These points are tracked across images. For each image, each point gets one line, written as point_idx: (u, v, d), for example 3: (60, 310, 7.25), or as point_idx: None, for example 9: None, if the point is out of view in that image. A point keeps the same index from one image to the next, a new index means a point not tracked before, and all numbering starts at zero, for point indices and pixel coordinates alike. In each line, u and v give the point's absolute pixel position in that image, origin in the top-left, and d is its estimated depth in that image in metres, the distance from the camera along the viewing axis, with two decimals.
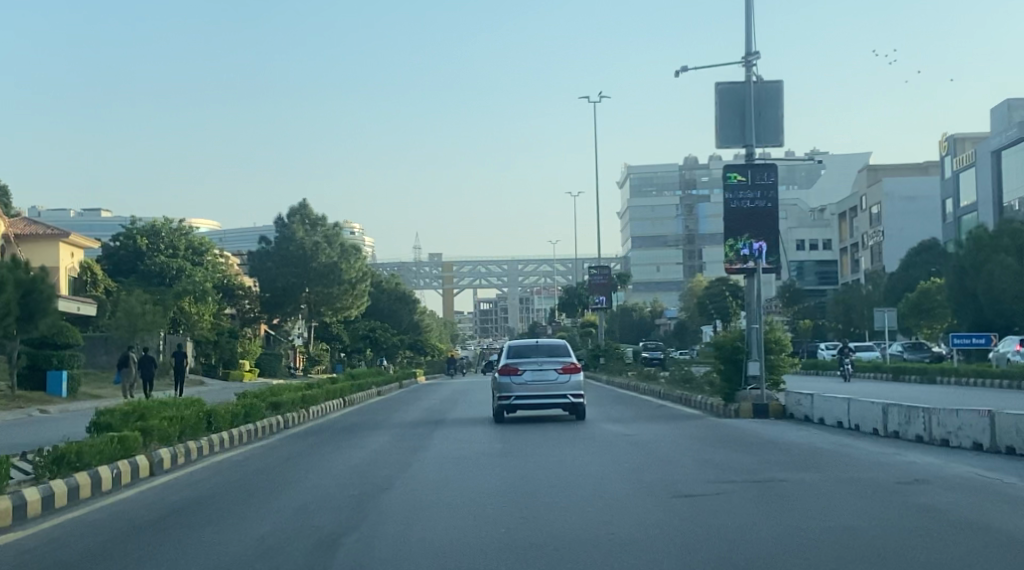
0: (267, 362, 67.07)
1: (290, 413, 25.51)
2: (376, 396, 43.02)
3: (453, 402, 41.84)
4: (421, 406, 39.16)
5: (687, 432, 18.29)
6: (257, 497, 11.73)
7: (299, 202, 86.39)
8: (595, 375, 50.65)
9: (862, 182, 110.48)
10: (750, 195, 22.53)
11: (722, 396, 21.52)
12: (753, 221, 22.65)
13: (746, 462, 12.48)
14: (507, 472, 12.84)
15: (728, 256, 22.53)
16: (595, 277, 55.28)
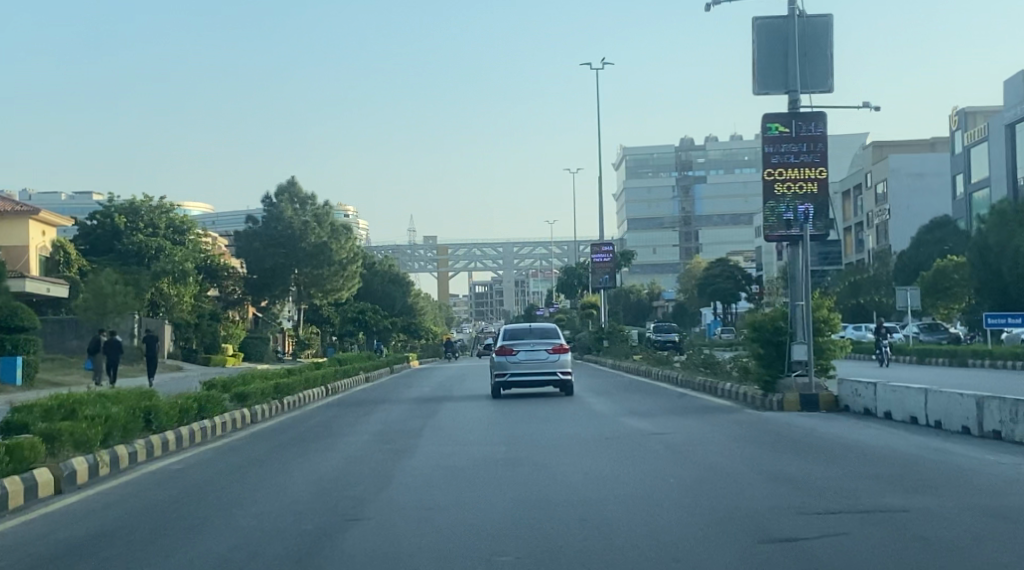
0: (254, 347, 64.05)
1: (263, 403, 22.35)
2: (365, 381, 40.01)
3: (449, 387, 38.82)
4: (414, 392, 36.19)
5: (726, 427, 15.38)
6: (188, 521, 8.82)
7: (287, 179, 82.97)
8: (600, 359, 47.65)
9: (867, 159, 107.42)
10: (792, 149, 19.91)
11: (761, 384, 18.65)
12: (798, 180, 20.06)
13: (835, 480, 9.44)
14: (518, 492, 9.77)
15: (769, 221, 19.92)
16: (597, 256, 51.89)
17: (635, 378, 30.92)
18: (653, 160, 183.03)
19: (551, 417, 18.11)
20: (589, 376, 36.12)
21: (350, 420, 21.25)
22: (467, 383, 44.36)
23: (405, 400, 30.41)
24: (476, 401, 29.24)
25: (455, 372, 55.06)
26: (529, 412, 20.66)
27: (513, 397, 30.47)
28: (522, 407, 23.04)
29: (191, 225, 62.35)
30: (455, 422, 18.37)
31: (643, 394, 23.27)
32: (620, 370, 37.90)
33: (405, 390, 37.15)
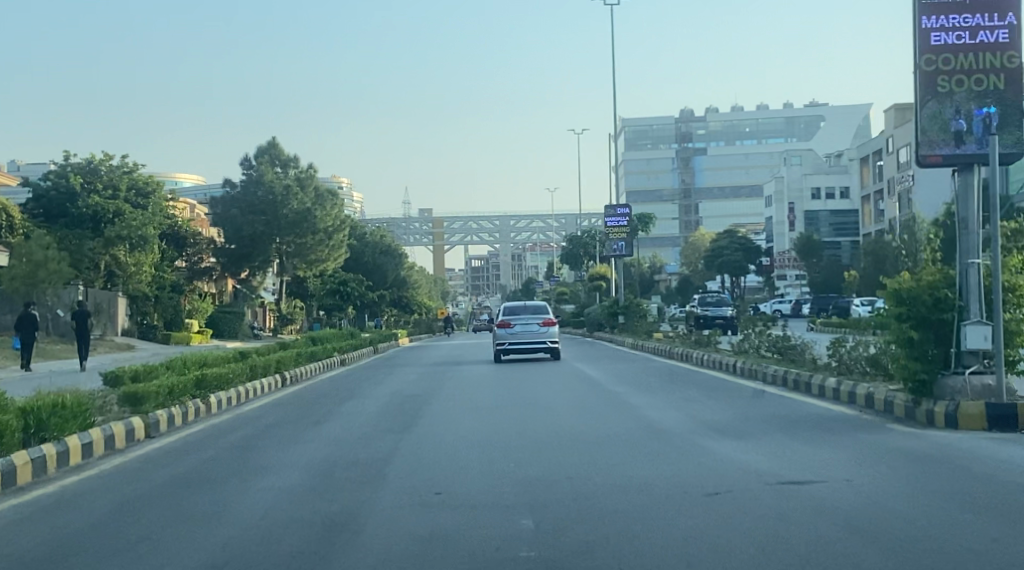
0: (225, 324, 57.86)
1: (192, 403, 16.51)
2: (346, 361, 34.09)
3: (446, 367, 32.81)
4: (402, 373, 30.18)
5: (877, 456, 9.74)
6: None
7: (267, 140, 76.36)
8: (617, 337, 41.54)
9: (888, 123, 101.04)
10: (963, 27, 15.55)
11: (915, 382, 14.84)
12: (969, 72, 15.60)
13: None
14: None
15: (932, 134, 15.77)
16: (611, 220, 44.59)
17: (672, 363, 24.91)
18: (652, 132, 175.07)
19: (592, 429, 12.26)
20: (612, 358, 30.06)
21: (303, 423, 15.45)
22: (466, 360, 38.35)
23: (387, 383, 24.48)
24: (477, 383, 23.33)
25: (451, 350, 49.02)
26: (552, 411, 14.83)
27: (525, 379, 24.50)
28: (538, 398, 17.15)
29: (159, 188, 55.79)
30: (451, 433, 12.59)
31: (704, 388, 17.32)
32: (642, 351, 32.10)
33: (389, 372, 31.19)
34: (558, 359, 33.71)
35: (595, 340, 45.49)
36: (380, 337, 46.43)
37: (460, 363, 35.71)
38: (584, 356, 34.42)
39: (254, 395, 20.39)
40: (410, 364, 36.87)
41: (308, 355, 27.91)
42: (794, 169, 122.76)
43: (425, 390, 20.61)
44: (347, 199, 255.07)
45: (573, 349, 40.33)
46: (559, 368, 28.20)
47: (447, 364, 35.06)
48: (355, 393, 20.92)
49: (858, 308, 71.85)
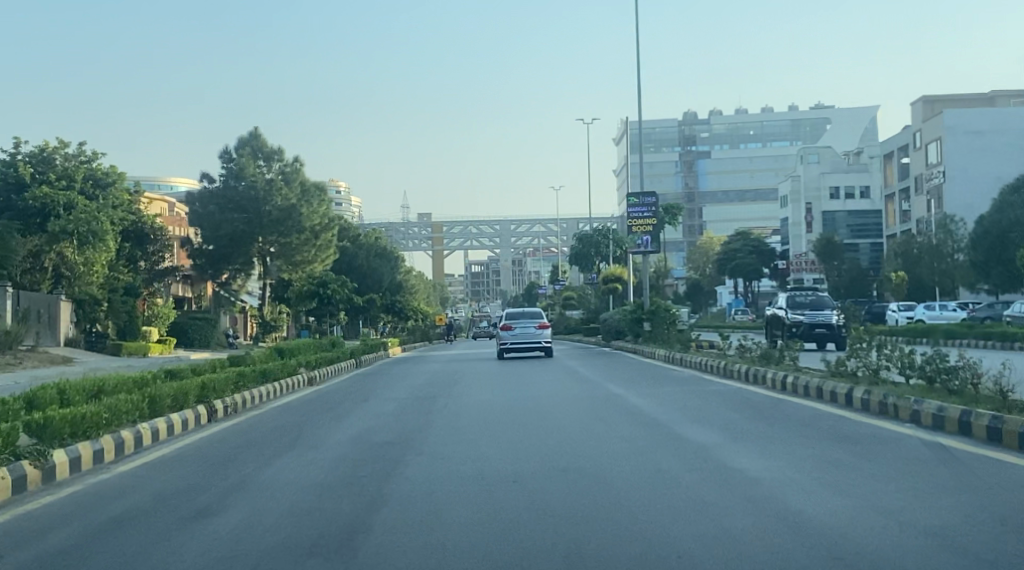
0: (196, 331, 51.93)
1: (48, 457, 10.45)
2: (325, 376, 28.15)
3: (443, 380, 26.90)
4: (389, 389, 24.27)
5: None
6: None
7: (250, 130, 69.91)
8: (643, 348, 35.41)
9: (916, 116, 94.87)
10: None
11: None
12: None
13: None
14: None
15: None
16: (634, 212, 38.29)
17: (738, 387, 18.82)
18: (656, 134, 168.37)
19: (717, 549, 6.41)
20: (649, 374, 24.00)
21: (216, 488, 9.67)
22: (467, 371, 32.36)
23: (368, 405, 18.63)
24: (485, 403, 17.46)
25: (448, 358, 42.88)
26: (628, 481, 9.02)
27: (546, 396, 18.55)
28: (581, 444, 11.27)
29: (122, 181, 49.84)
30: (463, 552, 6.81)
31: (837, 438, 11.40)
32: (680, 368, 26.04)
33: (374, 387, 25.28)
34: (581, 374, 27.75)
35: (613, 351, 39.30)
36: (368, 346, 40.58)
37: (459, 375, 29.67)
38: (608, 371, 28.31)
39: (175, 434, 14.41)
40: (401, 377, 31.07)
41: (271, 371, 21.92)
42: (811, 167, 116.56)
43: (414, 421, 14.78)
44: (344, 202, 248.91)
45: (591, 362, 34.12)
46: (584, 382, 22.22)
47: (446, 376, 29.08)
48: (317, 425, 14.98)
49: (894, 314, 65.66)
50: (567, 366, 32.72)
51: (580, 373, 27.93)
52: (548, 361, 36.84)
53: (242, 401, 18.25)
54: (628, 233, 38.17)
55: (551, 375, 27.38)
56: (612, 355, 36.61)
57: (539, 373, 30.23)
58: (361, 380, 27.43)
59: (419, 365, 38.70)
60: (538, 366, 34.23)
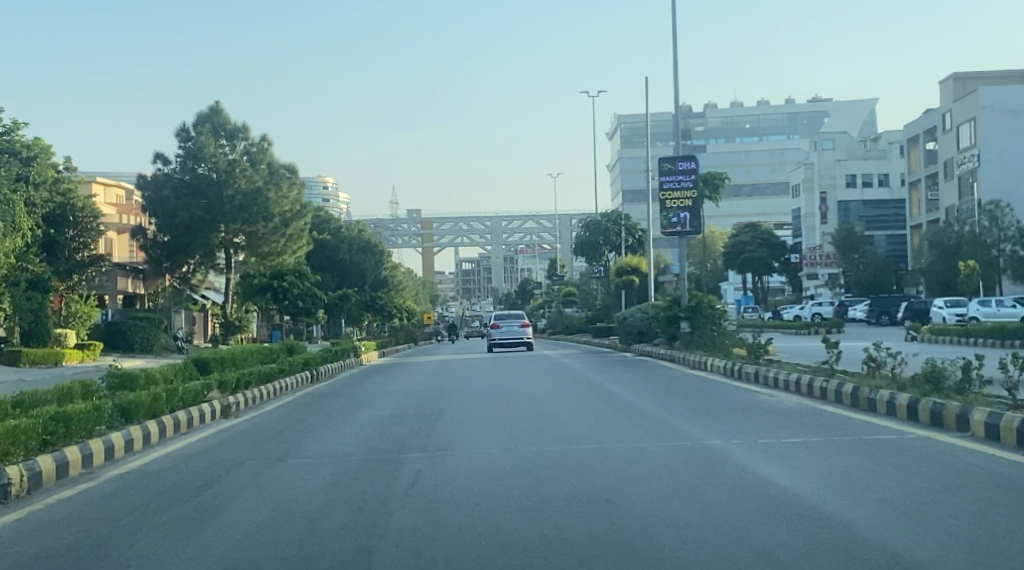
0: (138, 333, 44.12)
1: None
2: (266, 395, 20.44)
3: (425, 395, 19.27)
4: (347, 413, 16.67)
5: None
6: None
7: (210, 105, 61.71)
8: (683, 354, 27.62)
9: (945, 96, 87.35)
10: None
11: None
12: None
13: None
14: None
15: None
16: (669, 182, 30.46)
17: (922, 437, 11.12)
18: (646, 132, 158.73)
19: None
20: (723, 395, 16.32)
21: None
22: (460, 380, 24.84)
23: (295, 459, 11.12)
24: (493, 468, 9.98)
25: (434, 365, 35.06)
26: None
27: (595, 447, 11.14)
28: None
29: (50, 155, 41.85)
30: None
31: None
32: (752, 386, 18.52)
33: (324, 408, 17.68)
34: (613, 388, 20.07)
35: (636, 357, 31.44)
36: (335, 352, 32.80)
37: (448, 385, 21.98)
38: (649, 387, 20.48)
39: None
40: (367, 387, 23.47)
41: (157, 406, 14.13)
42: (825, 154, 109.01)
43: (363, 537, 7.31)
44: (327, 197, 239.12)
45: (615, 371, 26.26)
46: (637, 411, 14.69)
47: (431, 387, 21.38)
48: (165, 542, 7.44)
49: (939, 311, 57.98)
50: (590, 375, 24.98)
51: (613, 389, 20.19)
52: (557, 368, 29.01)
53: (73, 464, 10.61)
54: (660, 209, 30.42)
55: (576, 390, 19.65)
56: (638, 363, 28.83)
57: (552, 381, 22.51)
58: (310, 400, 19.78)
59: (396, 372, 30.92)
60: (547, 375, 26.38)
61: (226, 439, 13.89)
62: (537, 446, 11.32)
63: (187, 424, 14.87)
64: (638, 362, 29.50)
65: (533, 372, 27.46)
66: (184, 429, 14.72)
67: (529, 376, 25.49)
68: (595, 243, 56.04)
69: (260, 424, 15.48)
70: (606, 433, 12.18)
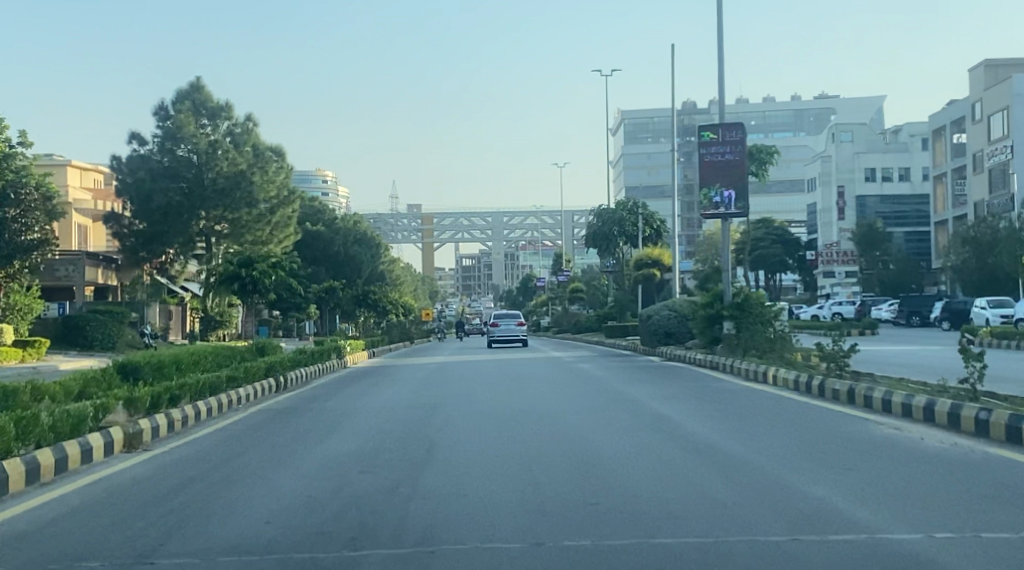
0: (99, 328, 39.39)
1: None
2: (208, 413, 15.74)
3: (409, 418, 14.62)
4: (298, 449, 11.99)
5: None
6: None
7: (191, 80, 56.75)
8: (728, 363, 22.82)
9: (975, 84, 82.54)
10: None
11: None
12: None
13: None
14: None
15: None
16: (711, 155, 25.67)
17: None
18: (653, 126, 154.10)
19: None
20: (827, 433, 11.64)
21: None
22: (458, 390, 20.12)
23: (176, 559, 6.53)
24: None
25: (429, 369, 30.31)
26: None
27: (689, 544, 6.53)
28: None
29: (1, 130, 36.80)
30: None
31: None
32: (845, 411, 13.91)
33: (270, 439, 12.96)
34: (655, 410, 15.38)
35: (664, 363, 26.70)
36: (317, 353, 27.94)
37: (442, 400, 17.27)
38: (700, 405, 15.81)
39: None
40: (341, 398, 18.71)
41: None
42: (843, 146, 104.26)
43: None
44: (330, 192, 234.60)
45: (645, 380, 21.52)
46: (714, 461, 10.09)
47: (417, 404, 16.68)
48: None
49: (981, 311, 52.83)
50: (618, 385, 20.33)
51: (654, 410, 15.50)
52: (572, 375, 24.23)
53: None
54: (701, 186, 25.66)
55: (611, 414, 14.94)
56: (668, 371, 24.06)
57: (573, 395, 17.83)
58: (259, 423, 15.06)
59: (386, 376, 26.16)
60: (562, 382, 21.70)
61: (101, 498, 9.18)
62: (589, 538, 6.73)
63: (53, 468, 10.20)
64: (669, 369, 24.73)
65: (545, 378, 22.74)
66: (46, 478, 10.06)
67: (539, 384, 20.77)
68: (609, 235, 50.95)
69: (167, 468, 10.80)
70: (693, 509, 7.60)
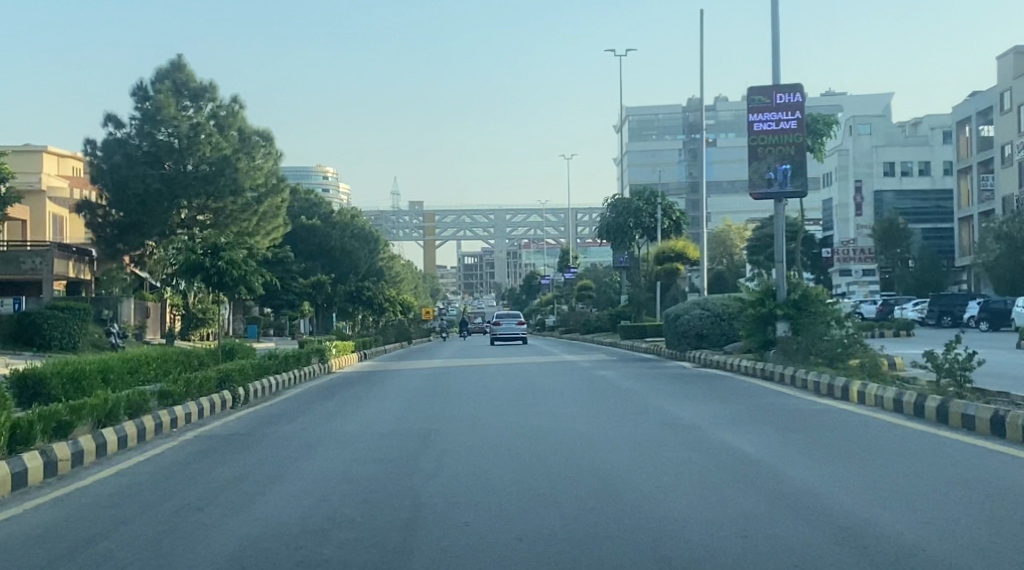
0: (56, 327, 35.58)
1: None
2: (123, 443, 11.73)
3: (394, 454, 10.76)
4: (224, 509, 8.14)
5: None
6: None
7: (172, 59, 52.53)
8: (785, 372, 18.76)
9: (1004, 73, 78.52)
10: None
11: None
12: None
13: None
14: None
15: None
16: (760, 124, 22.10)
17: None
18: (658, 122, 150.17)
19: None
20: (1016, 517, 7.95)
21: None
22: (457, 404, 16.21)
23: None
24: None
25: (425, 374, 26.40)
26: None
27: None
28: None
29: None
30: None
31: None
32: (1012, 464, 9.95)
33: (184, 487, 9.00)
34: (722, 444, 11.60)
35: (698, 369, 22.79)
36: (294, 355, 23.86)
37: (437, 423, 13.39)
38: (778, 437, 12.04)
39: None
40: (309, 416, 14.81)
41: None
42: (861, 139, 100.31)
43: None
44: (331, 189, 230.99)
45: (684, 389, 17.59)
46: None
47: (404, 430, 12.78)
48: None
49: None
50: (655, 397, 16.47)
51: (719, 442, 11.72)
52: (592, 383, 20.32)
53: None
54: (752, 160, 21.98)
55: (666, 450, 11.17)
56: (708, 378, 20.15)
57: (604, 415, 13.99)
58: (188, 456, 11.14)
59: (374, 384, 22.18)
60: (582, 393, 17.80)
61: None
62: None
63: None
64: (706, 377, 20.82)
65: (562, 388, 18.82)
66: None
67: (556, 396, 16.87)
68: (623, 227, 46.92)
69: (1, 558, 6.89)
70: None
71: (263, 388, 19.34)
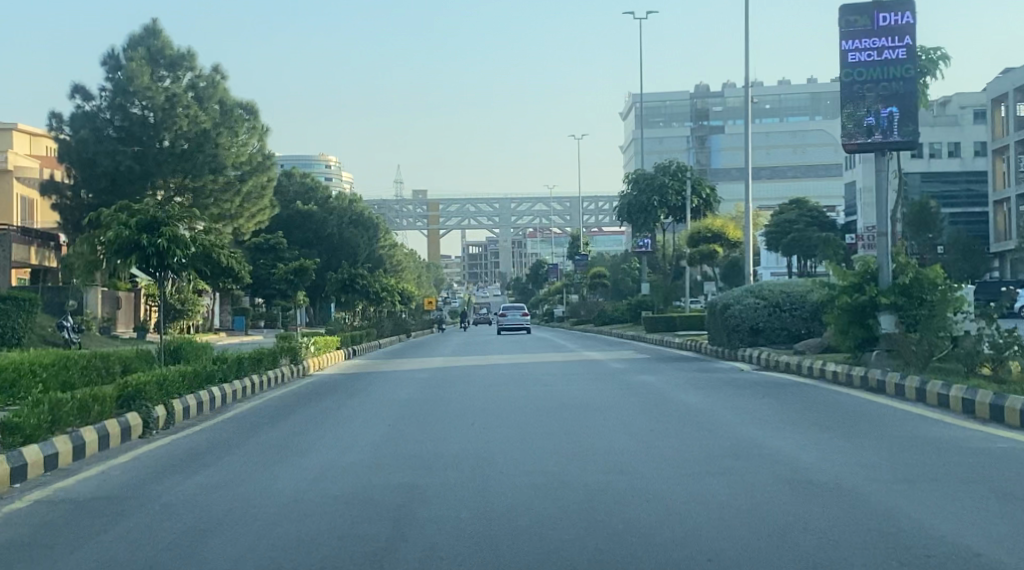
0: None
1: None
2: None
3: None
4: None
5: None
6: None
7: (146, 23, 47.49)
8: (903, 381, 13.93)
9: None
10: None
11: None
12: None
13: None
14: None
15: None
16: (858, 55, 18.88)
17: None
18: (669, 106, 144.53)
19: None
20: None
21: None
22: (457, 432, 11.51)
23: None
24: None
25: (424, 376, 21.64)
26: None
27: None
28: None
29: None
30: None
31: None
32: None
33: None
34: (906, 538, 6.93)
35: (763, 374, 18.00)
36: (258, 353, 18.88)
37: (429, 475, 8.72)
38: (990, 518, 7.37)
39: None
40: (241, 456, 10.13)
41: None
42: None
43: None
44: (335, 178, 225.36)
45: (767, 407, 12.80)
46: None
47: (374, 492, 8.01)
48: None
49: None
50: (735, 423, 11.78)
51: (895, 531, 7.05)
52: (634, 393, 15.62)
53: None
54: (846, 100, 18.82)
55: (830, 556, 6.43)
56: (782, 391, 15.40)
57: (678, 461, 9.32)
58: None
59: (355, 392, 17.39)
60: (629, 412, 13.06)
61: None
62: None
63: None
64: (779, 387, 16.07)
65: (598, 402, 14.09)
66: None
67: (597, 421, 12.14)
68: (646, 206, 41.91)
69: None
70: None
71: (201, 403, 14.41)
